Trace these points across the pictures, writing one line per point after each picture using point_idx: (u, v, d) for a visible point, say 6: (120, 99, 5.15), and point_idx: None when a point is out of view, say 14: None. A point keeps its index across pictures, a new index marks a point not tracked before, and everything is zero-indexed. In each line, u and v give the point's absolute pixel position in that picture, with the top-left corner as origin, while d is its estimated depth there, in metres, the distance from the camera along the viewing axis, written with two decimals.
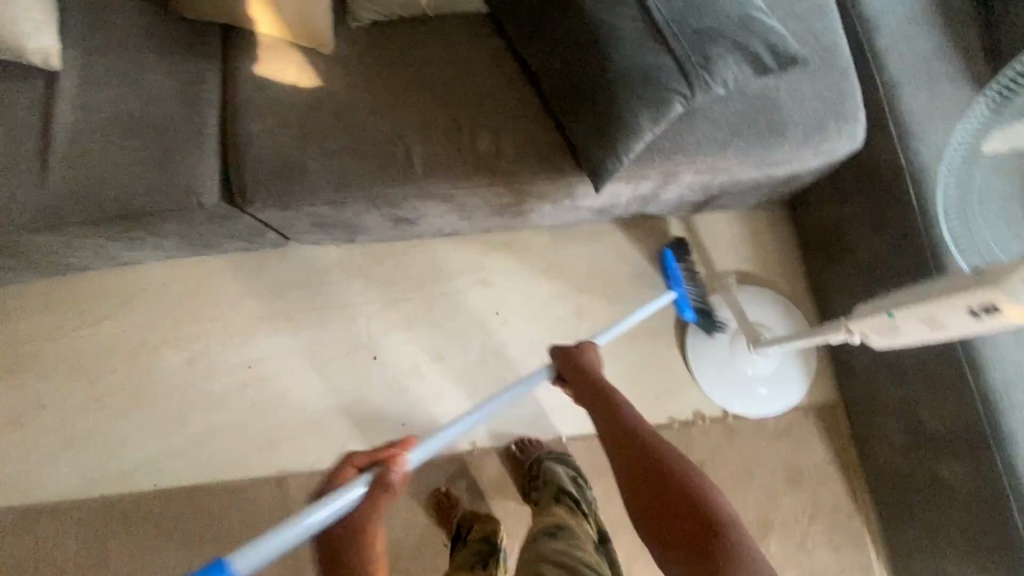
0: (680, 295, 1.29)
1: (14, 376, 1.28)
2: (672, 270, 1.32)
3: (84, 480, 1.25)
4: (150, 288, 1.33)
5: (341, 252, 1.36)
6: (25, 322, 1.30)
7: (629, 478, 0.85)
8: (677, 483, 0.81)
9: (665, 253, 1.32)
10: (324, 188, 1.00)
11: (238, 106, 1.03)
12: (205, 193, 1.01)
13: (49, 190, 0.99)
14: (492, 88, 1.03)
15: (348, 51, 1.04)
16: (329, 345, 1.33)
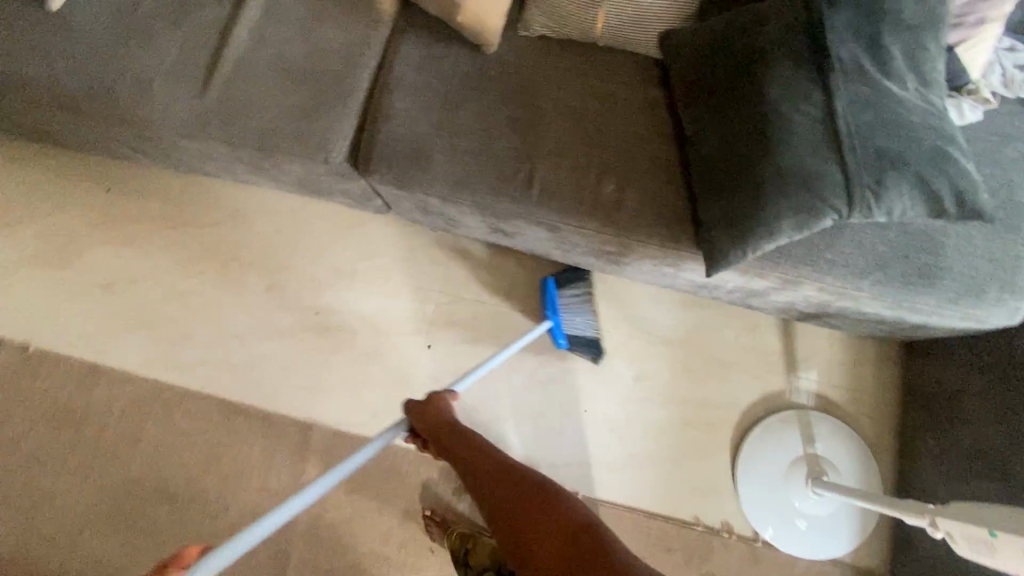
0: (554, 324, 1.25)
1: (122, 247, 1.40)
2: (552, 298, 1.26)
3: (145, 360, 1.35)
4: (256, 211, 1.41)
5: (433, 236, 1.38)
6: (146, 203, 1.42)
7: (502, 528, 0.75)
8: (560, 521, 0.71)
9: (547, 283, 1.25)
10: (441, 180, 1.00)
11: (391, 78, 1.05)
12: (334, 149, 1.04)
13: (204, 103, 1.06)
14: (636, 136, 0.99)
15: (509, 56, 1.03)
16: (390, 319, 1.35)
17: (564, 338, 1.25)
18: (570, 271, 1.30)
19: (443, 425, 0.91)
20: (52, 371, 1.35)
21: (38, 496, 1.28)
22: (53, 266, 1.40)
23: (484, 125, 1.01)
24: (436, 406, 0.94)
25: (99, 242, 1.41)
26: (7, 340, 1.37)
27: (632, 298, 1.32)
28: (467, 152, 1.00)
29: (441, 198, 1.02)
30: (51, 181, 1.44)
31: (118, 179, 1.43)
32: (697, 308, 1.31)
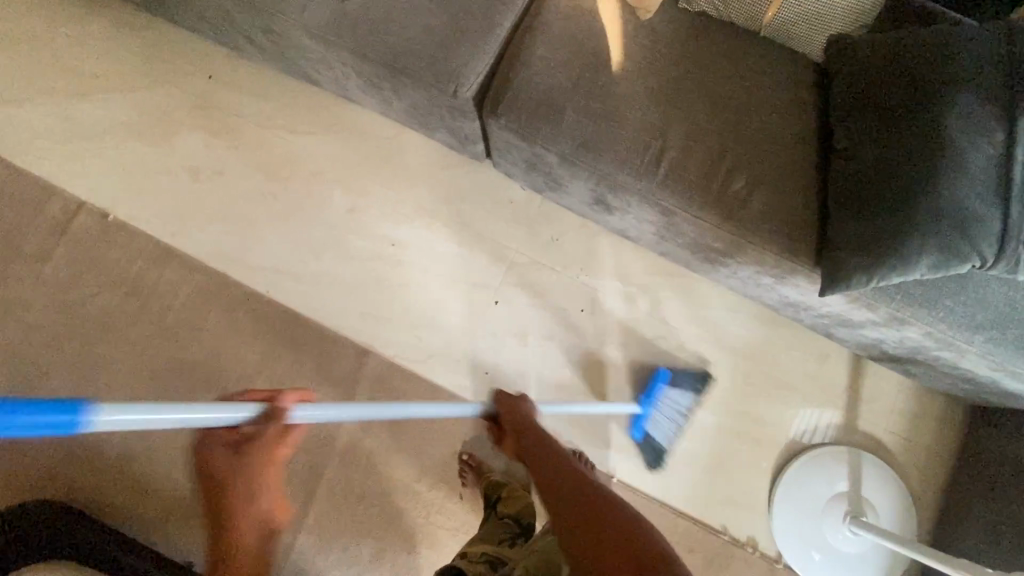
0: (642, 417, 1.22)
1: (215, 137, 1.40)
2: (653, 389, 1.22)
3: (218, 251, 1.36)
4: (352, 130, 1.39)
5: (523, 193, 1.36)
6: (246, 98, 1.40)
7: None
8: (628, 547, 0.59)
9: (661, 372, 1.21)
10: (567, 138, 0.98)
11: (537, 22, 1.00)
12: (465, 84, 1.01)
13: (344, 8, 1.03)
14: (778, 137, 0.95)
15: (662, 26, 0.99)
16: (463, 266, 1.34)
17: (641, 432, 1.23)
18: (691, 373, 1.25)
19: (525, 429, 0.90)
20: (127, 243, 1.36)
21: (96, 359, 1.32)
22: (145, 141, 1.40)
23: (624, 92, 0.97)
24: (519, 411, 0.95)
25: (194, 127, 1.40)
26: (90, 204, 1.38)
27: (709, 300, 1.30)
28: (602, 116, 0.97)
29: (563, 158, 0.99)
30: (158, 57, 1.43)
31: (222, 68, 1.42)
32: (772, 325, 1.29)
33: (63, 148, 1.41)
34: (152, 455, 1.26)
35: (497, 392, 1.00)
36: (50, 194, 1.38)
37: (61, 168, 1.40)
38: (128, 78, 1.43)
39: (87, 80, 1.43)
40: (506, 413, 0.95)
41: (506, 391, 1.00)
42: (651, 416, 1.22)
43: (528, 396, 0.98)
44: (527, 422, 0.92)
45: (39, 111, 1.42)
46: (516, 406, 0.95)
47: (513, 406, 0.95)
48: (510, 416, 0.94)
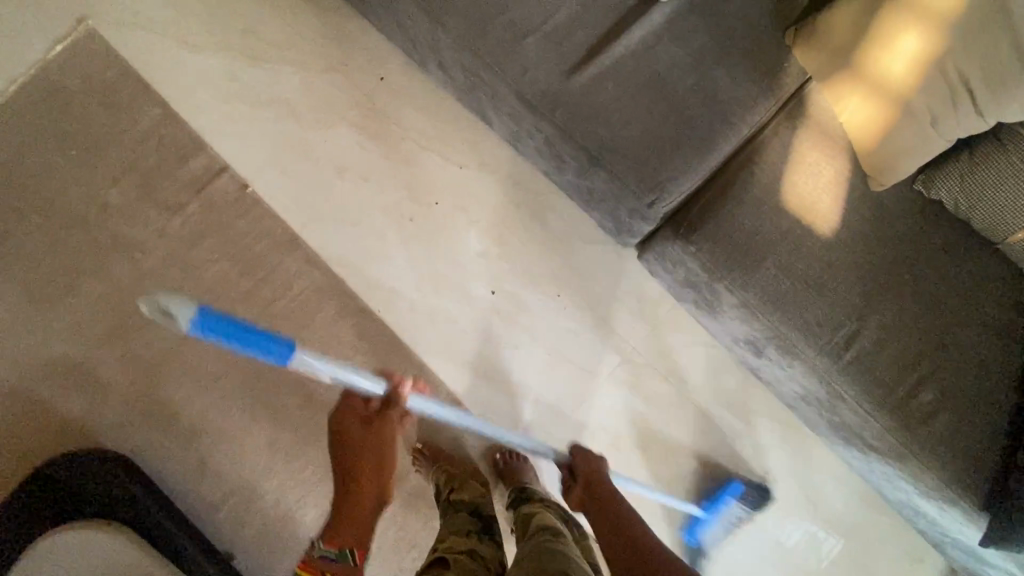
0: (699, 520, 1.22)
1: (372, 142, 1.38)
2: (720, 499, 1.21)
3: (342, 257, 1.34)
4: (506, 175, 1.36)
5: (656, 291, 1.31)
6: (412, 111, 1.39)
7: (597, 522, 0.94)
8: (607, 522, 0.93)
9: (735, 487, 1.20)
10: (755, 290, 0.92)
11: (759, 160, 0.95)
12: (666, 199, 0.96)
13: (565, 85, 0.98)
14: (978, 360, 0.89)
15: (890, 206, 0.93)
16: (577, 347, 1.29)
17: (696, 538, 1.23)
18: (709, 389, 1.26)
19: (597, 481, 1.02)
20: (258, 220, 1.35)
21: (196, 325, 1.31)
22: (301, 122, 1.39)
23: (831, 260, 0.91)
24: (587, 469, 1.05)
25: (352, 125, 1.39)
26: (232, 169, 1.38)
27: (815, 460, 1.25)
28: (803, 281, 0.91)
29: (744, 307, 0.93)
30: (339, 44, 1.42)
31: (396, 74, 1.40)
32: (869, 506, 1.24)
33: (222, 105, 1.41)
34: (228, 437, 1.27)
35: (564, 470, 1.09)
36: (198, 149, 1.39)
37: (215, 125, 1.40)
38: (303, 56, 1.42)
39: (263, 46, 1.42)
40: (588, 484, 1.01)
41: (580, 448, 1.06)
42: (710, 524, 1.22)
43: (603, 459, 1.07)
44: (599, 481, 1.01)
45: (211, 63, 1.43)
46: (590, 457, 1.06)
47: (589, 458, 1.06)
48: (581, 463, 1.04)
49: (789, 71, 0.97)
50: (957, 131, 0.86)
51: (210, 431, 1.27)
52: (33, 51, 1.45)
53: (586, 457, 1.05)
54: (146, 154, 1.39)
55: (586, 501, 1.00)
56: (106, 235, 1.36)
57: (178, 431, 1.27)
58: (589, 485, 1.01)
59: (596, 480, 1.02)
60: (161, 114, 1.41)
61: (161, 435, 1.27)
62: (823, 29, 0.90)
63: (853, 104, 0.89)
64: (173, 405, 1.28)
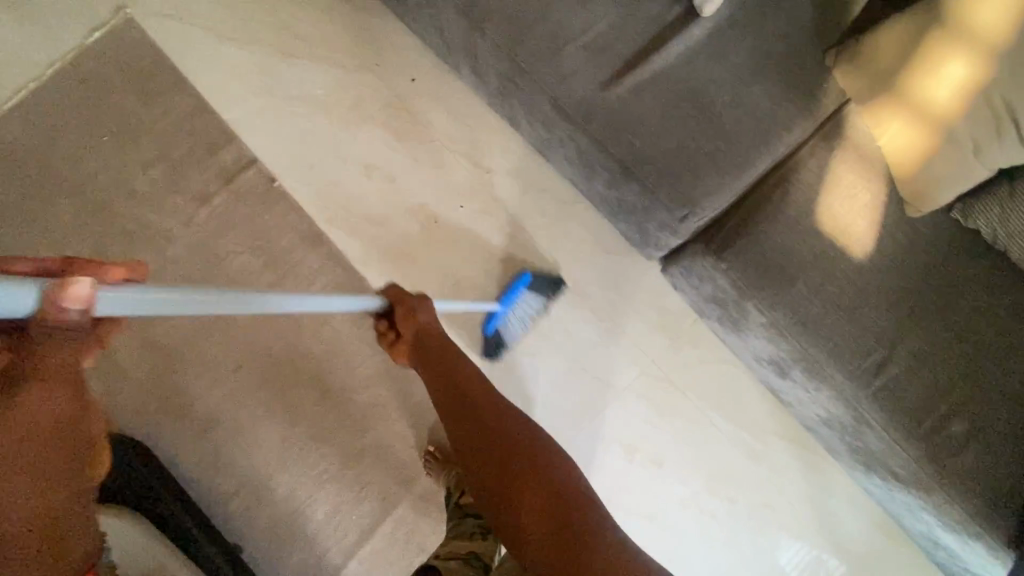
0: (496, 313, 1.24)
1: (399, 143, 1.39)
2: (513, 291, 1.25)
3: (365, 256, 1.35)
4: (532, 182, 1.36)
5: (677, 304, 1.30)
6: (441, 113, 1.39)
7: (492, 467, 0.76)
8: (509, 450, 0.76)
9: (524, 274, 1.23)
10: (785, 311, 0.91)
11: (794, 180, 0.94)
12: (698, 214, 0.95)
13: (602, 95, 0.98)
14: (1010, 393, 0.88)
15: (924, 233, 0.92)
16: (596, 358, 1.29)
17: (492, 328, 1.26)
18: (728, 406, 1.25)
19: (426, 332, 0.90)
20: (283, 214, 1.36)
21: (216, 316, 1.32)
22: (331, 120, 1.40)
23: (865, 285, 0.90)
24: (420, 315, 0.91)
25: (381, 124, 1.40)
26: (261, 163, 1.39)
27: (832, 485, 1.23)
28: (835, 304, 0.90)
29: (774, 327, 0.92)
30: (371, 43, 1.42)
31: (426, 76, 1.41)
32: (886, 536, 1.22)
33: (253, 99, 1.42)
34: (241, 429, 1.27)
35: (392, 287, 0.94)
36: (228, 141, 1.40)
37: (245, 118, 1.41)
38: (336, 54, 1.43)
39: (296, 41, 1.43)
40: (403, 317, 0.91)
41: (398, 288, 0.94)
42: (504, 316, 1.25)
43: (429, 297, 0.95)
44: (423, 331, 0.90)
45: (244, 57, 1.44)
46: (412, 308, 0.91)
47: (412, 311, 0.91)
48: (408, 322, 0.91)
49: (829, 92, 0.97)
50: (1000, 161, 0.85)
51: (223, 422, 1.27)
52: (71, 37, 1.47)
53: (405, 314, 0.91)
54: (176, 143, 1.40)
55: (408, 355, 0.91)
56: (133, 222, 1.37)
57: (193, 420, 1.28)
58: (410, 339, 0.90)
59: (422, 334, 0.90)
60: (192, 104, 1.42)
61: (176, 423, 1.28)
62: (868, 50, 0.91)
63: (894, 127, 0.90)
64: (189, 394, 1.29)
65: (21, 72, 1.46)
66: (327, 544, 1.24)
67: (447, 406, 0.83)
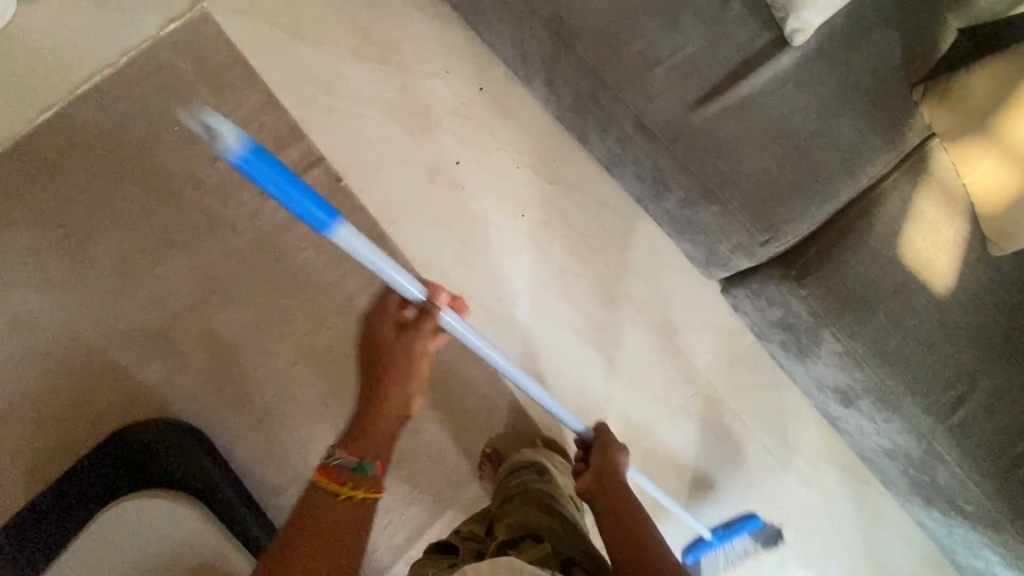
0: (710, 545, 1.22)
1: (466, 150, 1.41)
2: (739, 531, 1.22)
3: (427, 259, 1.38)
4: (595, 196, 1.38)
5: (735, 325, 1.31)
6: (508, 123, 1.41)
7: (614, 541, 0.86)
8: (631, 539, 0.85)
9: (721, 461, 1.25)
10: (864, 342, 0.92)
11: (877, 211, 0.95)
12: (778, 240, 0.97)
13: (688, 116, 1.00)
14: None
15: (1005, 271, 0.93)
16: (652, 375, 1.30)
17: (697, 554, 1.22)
18: (782, 430, 1.26)
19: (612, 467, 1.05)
20: (348, 213, 1.39)
21: (277, 310, 1.34)
22: (399, 123, 1.43)
23: (944, 320, 0.91)
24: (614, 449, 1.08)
25: (449, 131, 1.42)
26: (329, 162, 1.42)
27: (881, 514, 1.24)
28: (914, 337, 0.91)
29: (850, 356, 0.93)
30: (443, 50, 1.45)
31: (494, 85, 1.43)
32: (933, 568, 1.23)
33: (324, 99, 1.45)
34: (298, 423, 1.29)
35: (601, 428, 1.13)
36: (297, 139, 1.43)
37: (314, 117, 1.44)
38: (407, 59, 1.46)
39: (369, 45, 1.47)
40: (600, 451, 1.08)
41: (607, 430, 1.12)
42: (715, 548, 1.22)
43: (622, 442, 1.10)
44: (611, 464, 1.05)
45: (315, 56, 1.47)
46: (608, 446, 1.08)
47: (608, 449, 1.08)
48: (600, 455, 1.07)
49: (915, 126, 0.98)
50: None
51: (280, 415, 1.29)
52: (147, 27, 1.50)
53: (603, 450, 1.08)
54: (246, 138, 1.43)
55: (592, 484, 1.02)
56: (200, 212, 1.40)
57: (249, 412, 1.29)
58: (597, 474, 1.03)
59: (609, 470, 1.04)
60: (264, 100, 1.45)
61: (233, 413, 1.30)
62: (958, 91, 0.94)
63: (985, 166, 0.91)
64: (247, 386, 1.30)
65: (97, 59, 1.49)
66: (377, 543, 1.26)
67: (591, 478, 1.03)
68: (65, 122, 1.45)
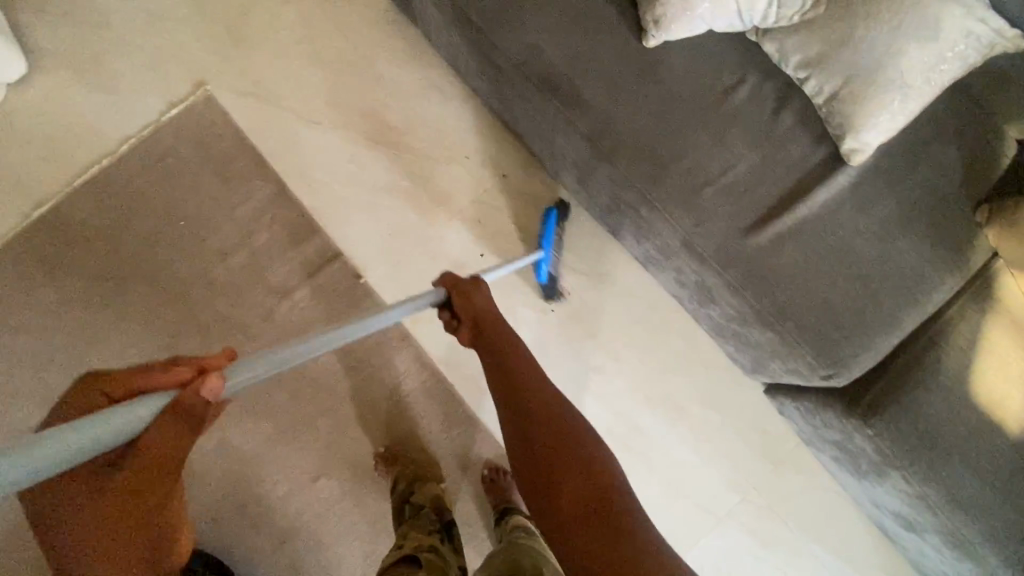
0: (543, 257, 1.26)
1: (490, 240, 1.34)
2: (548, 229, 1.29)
3: (453, 360, 1.30)
4: (627, 288, 1.32)
5: (777, 425, 1.26)
6: (534, 211, 1.36)
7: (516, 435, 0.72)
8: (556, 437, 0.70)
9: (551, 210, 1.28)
10: (936, 488, 0.88)
11: (941, 345, 0.91)
12: (842, 375, 0.92)
13: (741, 242, 0.94)
14: None
15: None
16: (694, 482, 1.25)
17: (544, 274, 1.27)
18: (831, 537, 1.22)
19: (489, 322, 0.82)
20: (368, 312, 1.32)
21: (296, 420, 1.27)
22: (417, 212, 1.36)
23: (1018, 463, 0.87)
24: (472, 293, 0.85)
25: (472, 219, 1.35)
26: (345, 256, 1.34)
27: None
28: (987, 482, 0.87)
29: (920, 498, 0.90)
30: (463, 135, 1.39)
31: (518, 171, 1.38)
32: None
33: (337, 187, 1.37)
34: (324, 542, 1.23)
35: (447, 273, 0.88)
36: (311, 231, 1.35)
37: (329, 207, 1.37)
38: (425, 143, 1.39)
39: (383, 128, 1.40)
40: (460, 304, 0.84)
41: (458, 274, 0.88)
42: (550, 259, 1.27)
43: (484, 281, 0.87)
44: (486, 317, 0.83)
45: (328, 141, 1.40)
46: (471, 294, 0.85)
47: (467, 294, 0.85)
48: (463, 303, 0.84)
49: (979, 249, 0.94)
50: None
51: (304, 535, 1.23)
52: (148, 112, 1.42)
53: (461, 298, 0.85)
54: (256, 231, 1.36)
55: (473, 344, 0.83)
56: (209, 312, 1.32)
57: (272, 532, 1.23)
58: (472, 326, 0.83)
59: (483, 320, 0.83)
60: (274, 189, 1.37)
61: (254, 534, 1.23)
62: None
63: None
64: (269, 504, 1.24)
65: (96, 148, 1.41)
66: None
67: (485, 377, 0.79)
68: (61, 217, 1.37)
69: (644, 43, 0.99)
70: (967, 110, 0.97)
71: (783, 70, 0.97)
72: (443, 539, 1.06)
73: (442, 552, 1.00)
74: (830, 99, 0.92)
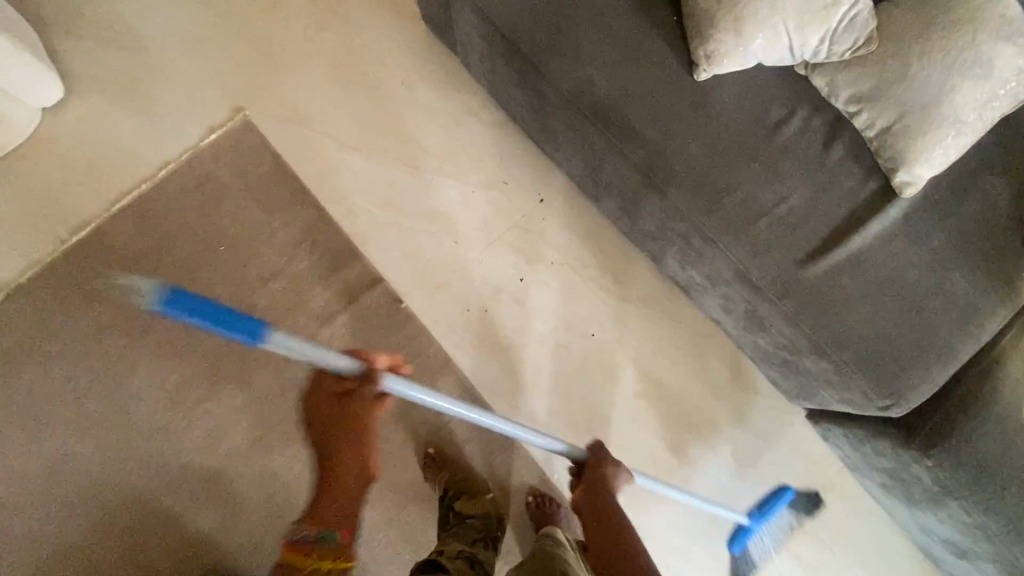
0: None
1: (530, 264, 1.35)
2: None
3: (494, 386, 1.30)
4: (666, 313, 1.34)
5: (819, 449, 1.27)
6: (573, 236, 1.37)
7: None
8: None
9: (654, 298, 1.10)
10: (994, 517, 0.89)
11: (994, 374, 0.93)
12: (901, 405, 0.93)
13: (798, 273, 0.95)
14: None
15: None
16: (739, 507, 1.25)
17: None
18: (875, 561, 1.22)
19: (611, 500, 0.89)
20: (409, 337, 1.32)
21: None
22: (457, 237, 1.37)
23: None
24: (608, 470, 0.93)
25: (512, 244, 1.36)
26: (386, 282, 1.35)
27: None
28: None
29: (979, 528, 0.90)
30: (501, 160, 1.41)
31: (556, 196, 1.39)
32: None
33: (377, 212, 1.38)
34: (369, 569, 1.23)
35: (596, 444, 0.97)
36: (351, 256, 1.36)
37: (368, 232, 1.37)
38: (464, 169, 1.40)
39: (422, 154, 1.41)
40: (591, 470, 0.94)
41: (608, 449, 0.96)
42: None
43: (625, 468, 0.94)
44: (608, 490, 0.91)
45: (367, 165, 1.41)
46: (610, 478, 0.92)
47: (600, 465, 0.94)
48: (596, 476, 0.93)
49: None
50: None
51: None
52: (186, 137, 1.43)
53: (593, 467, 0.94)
54: (297, 256, 1.36)
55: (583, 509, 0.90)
56: None
57: None
58: (589, 493, 0.91)
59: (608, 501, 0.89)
60: (314, 214, 1.38)
61: None
62: None
63: None
64: None
65: (134, 173, 1.41)
66: None
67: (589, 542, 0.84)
68: (99, 242, 1.36)
69: (695, 77, 1.01)
70: (1013, 143, 0.99)
71: (833, 103, 0.99)
72: (483, 545, 1.07)
73: (479, 561, 1.01)
74: (882, 133, 0.94)
